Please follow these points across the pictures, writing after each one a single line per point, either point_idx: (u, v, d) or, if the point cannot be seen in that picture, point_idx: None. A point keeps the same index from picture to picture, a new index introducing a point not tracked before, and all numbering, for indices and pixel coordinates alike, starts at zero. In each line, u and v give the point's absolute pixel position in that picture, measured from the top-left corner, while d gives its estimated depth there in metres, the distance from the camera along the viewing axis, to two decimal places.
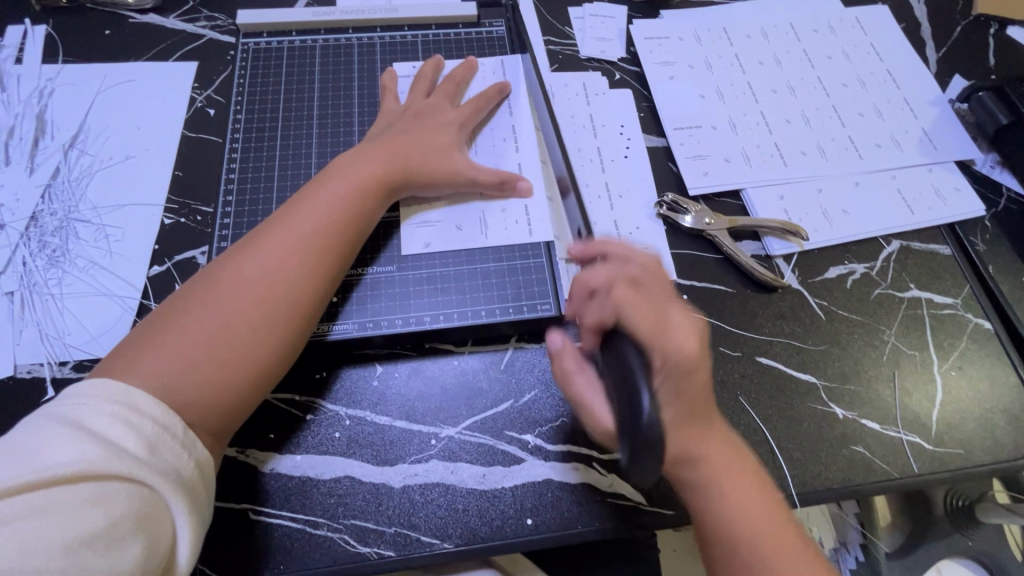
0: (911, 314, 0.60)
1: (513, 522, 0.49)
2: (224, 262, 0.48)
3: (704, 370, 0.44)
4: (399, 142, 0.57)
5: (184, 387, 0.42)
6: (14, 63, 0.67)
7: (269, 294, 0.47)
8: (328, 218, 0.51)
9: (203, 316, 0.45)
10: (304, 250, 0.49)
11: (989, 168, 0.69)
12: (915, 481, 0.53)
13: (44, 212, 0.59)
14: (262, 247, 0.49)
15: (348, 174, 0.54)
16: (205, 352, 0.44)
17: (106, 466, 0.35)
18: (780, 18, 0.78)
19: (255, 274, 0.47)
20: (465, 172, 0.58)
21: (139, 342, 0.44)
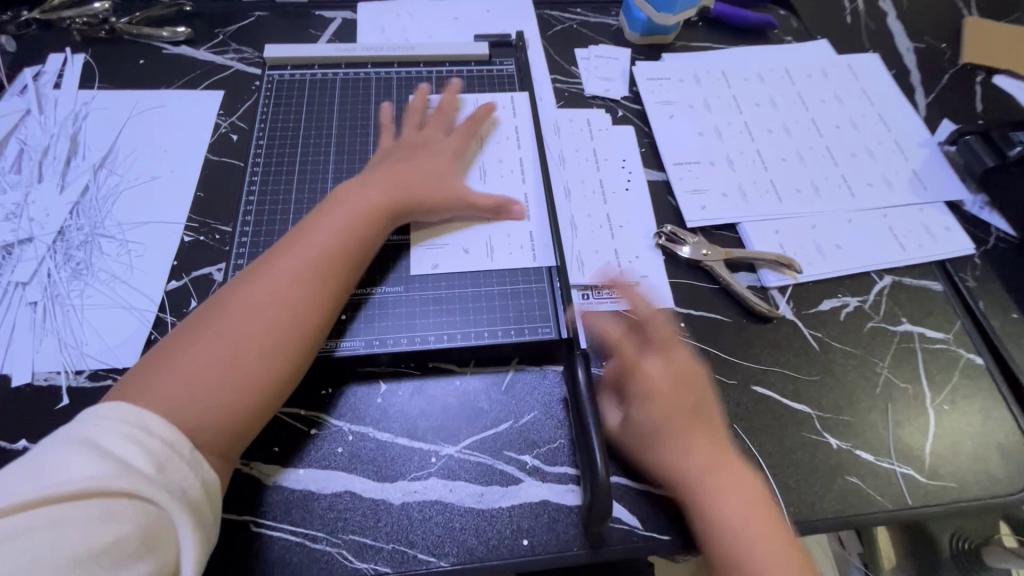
0: (904, 347, 0.61)
1: (509, 541, 0.49)
2: (235, 287, 0.51)
3: (676, 400, 0.52)
4: (399, 172, 0.61)
5: (195, 409, 0.44)
6: (52, 87, 0.72)
7: (279, 314, 0.49)
8: (332, 245, 0.54)
9: (214, 341, 0.47)
10: (311, 276, 0.52)
11: (978, 209, 0.71)
12: (908, 513, 0.53)
13: (71, 227, 0.62)
14: (271, 271, 0.51)
15: (352, 201, 0.57)
16: (216, 374, 0.46)
17: (118, 481, 0.37)
18: (776, 62, 0.82)
19: (264, 300, 0.50)
20: (462, 199, 0.61)
21: (155, 366, 0.46)
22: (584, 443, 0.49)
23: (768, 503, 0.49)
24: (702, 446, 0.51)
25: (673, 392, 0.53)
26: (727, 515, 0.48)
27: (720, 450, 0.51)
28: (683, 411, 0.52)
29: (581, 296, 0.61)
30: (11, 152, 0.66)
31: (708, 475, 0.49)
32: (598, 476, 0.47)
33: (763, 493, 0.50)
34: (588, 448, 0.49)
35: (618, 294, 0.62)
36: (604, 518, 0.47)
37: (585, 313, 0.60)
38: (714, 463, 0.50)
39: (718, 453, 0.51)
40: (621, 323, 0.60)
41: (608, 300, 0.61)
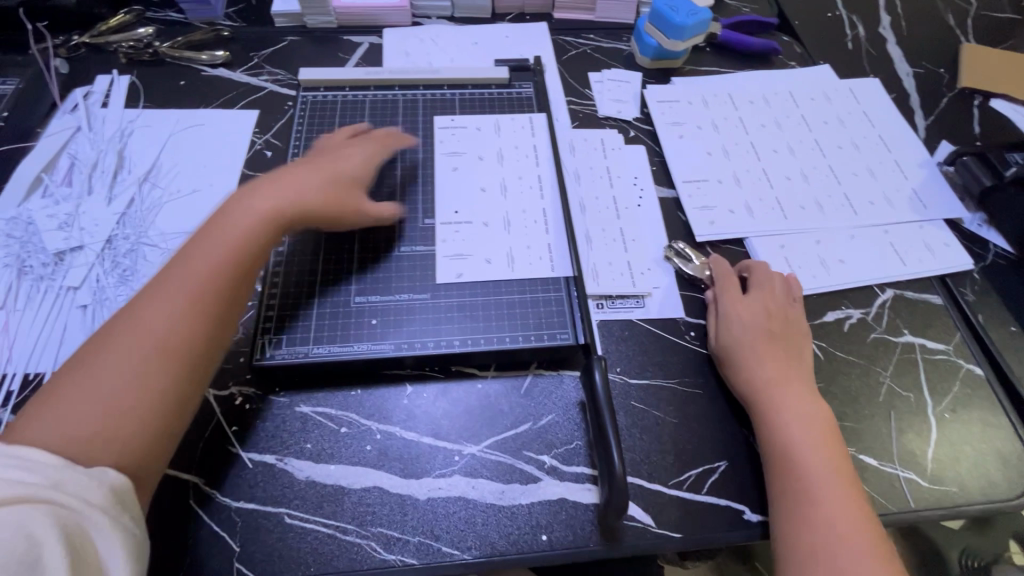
0: (906, 357, 0.64)
1: (529, 537, 0.52)
2: (121, 318, 0.49)
3: (778, 323, 0.60)
4: (294, 181, 0.61)
5: (79, 437, 0.43)
6: (100, 106, 0.76)
7: (172, 332, 0.48)
8: (216, 260, 0.52)
9: (99, 369, 0.46)
10: (196, 292, 0.50)
11: (976, 226, 0.74)
12: (912, 515, 0.55)
13: (118, 236, 0.66)
14: (158, 294, 0.50)
15: (242, 213, 0.56)
16: (101, 398, 0.45)
17: (14, 492, 0.37)
18: (781, 86, 0.86)
19: (147, 322, 0.48)
20: (366, 216, 0.64)
21: (39, 410, 0.44)
22: (601, 444, 0.52)
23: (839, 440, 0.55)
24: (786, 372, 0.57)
25: (764, 322, 0.60)
26: (800, 428, 0.54)
27: (799, 378, 0.58)
28: (771, 337, 0.59)
29: (596, 305, 0.64)
30: (62, 166, 0.71)
31: (787, 393, 0.56)
32: (616, 473, 0.49)
33: (832, 420, 0.56)
34: (605, 448, 0.51)
35: (632, 303, 0.65)
36: (622, 513, 0.50)
37: (600, 321, 0.63)
38: (792, 384, 0.57)
39: (796, 379, 0.57)
40: (635, 331, 0.63)
41: (622, 309, 0.64)
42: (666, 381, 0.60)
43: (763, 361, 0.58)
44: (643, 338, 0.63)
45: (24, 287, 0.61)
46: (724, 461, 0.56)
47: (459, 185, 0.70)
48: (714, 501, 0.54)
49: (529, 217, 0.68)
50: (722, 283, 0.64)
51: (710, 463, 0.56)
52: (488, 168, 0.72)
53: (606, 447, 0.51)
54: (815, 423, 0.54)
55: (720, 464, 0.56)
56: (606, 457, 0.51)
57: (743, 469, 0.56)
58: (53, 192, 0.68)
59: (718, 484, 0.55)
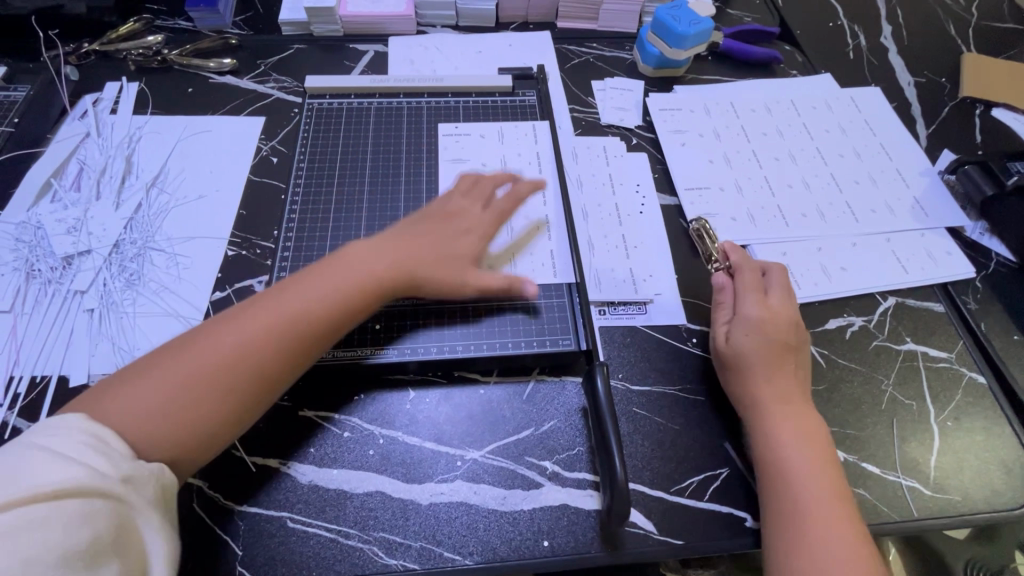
0: (908, 365, 0.64)
1: (531, 543, 0.52)
2: (215, 324, 0.51)
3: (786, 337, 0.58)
4: (412, 241, 0.60)
5: (142, 429, 0.44)
6: (109, 113, 0.77)
7: (252, 361, 0.49)
8: (319, 300, 0.53)
9: (178, 370, 0.47)
10: (289, 327, 0.51)
11: (978, 234, 0.74)
12: (914, 524, 0.55)
13: (125, 240, 0.66)
14: (256, 317, 0.51)
15: (353, 265, 0.56)
16: (171, 400, 0.46)
17: (89, 484, 0.38)
18: (782, 95, 0.87)
19: (236, 340, 0.49)
20: (475, 286, 0.60)
21: (115, 386, 0.46)
22: (603, 449, 0.52)
23: (836, 465, 0.53)
24: (783, 393, 0.56)
25: (772, 329, 0.58)
26: (793, 449, 0.53)
27: (794, 395, 0.56)
28: (773, 352, 0.57)
29: (598, 312, 0.65)
30: (71, 171, 0.71)
31: (783, 412, 0.55)
32: (618, 478, 0.49)
33: (830, 443, 0.54)
34: (607, 453, 0.51)
35: (633, 310, 0.65)
36: (623, 519, 0.50)
37: (602, 328, 0.64)
38: (790, 403, 0.55)
39: (797, 399, 0.56)
40: (636, 337, 0.63)
41: (624, 315, 0.65)
42: (668, 387, 0.60)
43: (762, 377, 0.56)
44: (644, 345, 0.63)
45: (32, 291, 0.62)
46: (727, 469, 0.56)
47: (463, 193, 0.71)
48: (715, 508, 0.54)
49: (530, 224, 0.68)
50: (746, 280, 0.62)
51: (711, 470, 0.56)
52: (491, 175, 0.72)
53: (608, 453, 0.51)
54: (809, 446, 0.53)
55: (722, 471, 0.56)
56: (608, 462, 0.51)
57: (745, 476, 0.56)
58: (62, 198, 0.69)
59: (719, 491, 0.55)
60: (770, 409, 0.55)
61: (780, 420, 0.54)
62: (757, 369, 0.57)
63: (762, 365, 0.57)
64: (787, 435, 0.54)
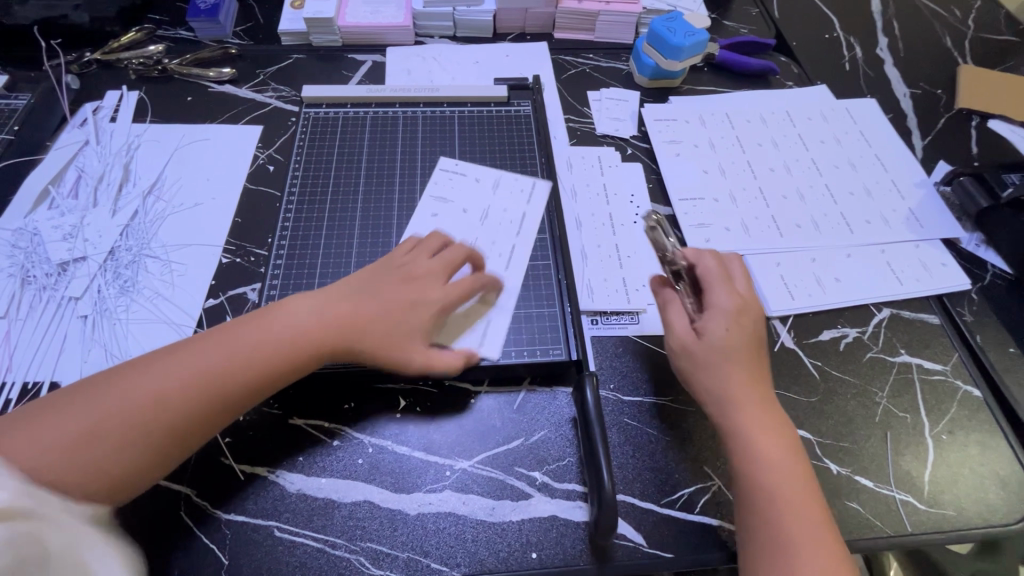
0: (902, 377, 0.63)
1: (518, 554, 0.51)
2: (140, 362, 0.49)
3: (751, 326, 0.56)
4: (360, 303, 0.56)
5: (44, 468, 0.42)
6: (109, 121, 0.78)
7: (168, 409, 0.47)
8: (249, 353, 0.51)
9: (90, 411, 0.45)
10: (213, 376, 0.49)
11: (974, 246, 0.74)
12: (908, 539, 0.54)
13: (121, 247, 0.67)
14: (182, 362, 0.49)
15: (292, 323, 0.53)
16: (78, 441, 0.44)
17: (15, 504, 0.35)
18: (777, 106, 0.87)
19: (153, 387, 0.47)
20: (418, 364, 0.55)
21: (22, 420, 0.45)
22: (592, 461, 0.52)
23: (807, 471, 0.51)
24: (754, 396, 0.53)
25: (744, 320, 0.56)
26: (767, 458, 0.50)
27: (764, 398, 0.53)
28: (740, 355, 0.54)
29: (590, 321, 0.65)
30: (69, 178, 0.72)
31: (757, 415, 0.52)
32: (606, 489, 0.49)
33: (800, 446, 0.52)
34: (595, 465, 0.51)
35: (625, 319, 0.65)
36: (611, 530, 0.49)
37: (594, 338, 0.64)
38: (762, 408, 0.53)
39: (765, 403, 0.53)
40: (628, 347, 0.63)
41: (616, 325, 0.65)
42: (660, 398, 0.60)
43: (732, 382, 0.53)
44: (636, 355, 0.63)
45: (26, 297, 0.62)
46: (718, 481, 0.56)
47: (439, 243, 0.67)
48: (706, 521, 0.54)
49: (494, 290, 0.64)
50: (714, 273, 0.58)
51: (703, 482, 0.55)
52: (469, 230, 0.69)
53: (596, 464, 0.51)
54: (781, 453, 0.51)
55: (713, 483, 0.55)
56: (596, 473, 0.51)
57: None
58: (59, 204, 0.69)
59: (711, 503, 0.54)
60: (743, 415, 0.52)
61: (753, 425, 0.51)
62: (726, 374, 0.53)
63: (731, 360, 0.54)
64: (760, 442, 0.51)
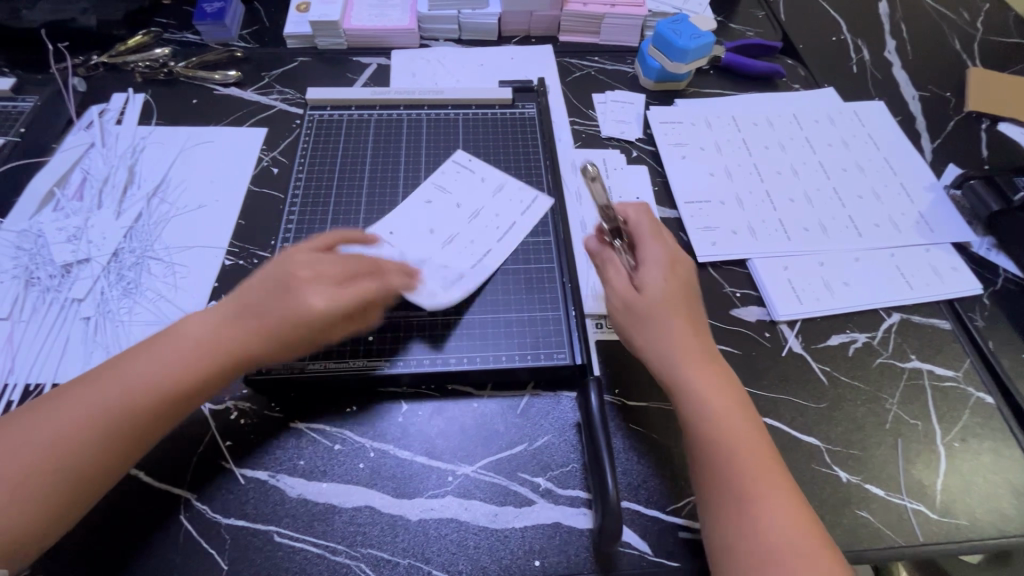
0: (913, 384, 0.62)
1: (521, 562, 0.50)
2: (36, 406, 0.46)
3: (681, 278, 0.57)
4: (255, 308, 0.51)
5: None
6: (115, 123, 0.78)
7: (67, 456, 0.44)
8: (141, 382, 0.47)
9: None
10: (108, 414, 0.46)
11: (986, 250, 0.73)
12: (920, 550, 0.53)
13: (124, 249, 0.67)
14: (76, 402, 0.46)
15: (184, 341, 0.49)
16: None
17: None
18: (784, 108, 0.86)
19: (48, 434, 0.44)
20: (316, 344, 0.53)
21: None
22: (596, 467, 0.51)
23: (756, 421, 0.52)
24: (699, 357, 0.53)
25: (676, 272, 0.57)
26: (720, 414, 0.50)
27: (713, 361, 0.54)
28: (677, 303, 0.55)
29: (595, 325, 0.64)
30: (74, 180, 0.72)
31: (705, 372, 0.52)
32: (611, 495, 0.49)
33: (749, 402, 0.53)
34: (600, 471, 0.50)
35: None
36: (616, 538, 0.49)
37: (599, 342, 0.63)
38: (705, 353, 0.54)
39: (708, 354, 0.54)
40: None
41: None
42: (665, 403, 0.59)
43: (674, 329, 0.54)
44: None
45: (30, 299, 0.62)
46: None
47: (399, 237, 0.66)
48: None
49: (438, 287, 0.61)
50: (645, 228, 0.59)
51: None
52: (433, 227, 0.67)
53: (601, 470, 0.50)
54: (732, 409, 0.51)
55: None
56: (600, 478, 0.50)
57: None
58: (64, 206, 0.69)
59: None
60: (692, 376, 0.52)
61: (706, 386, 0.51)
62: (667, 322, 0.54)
63: (672, 308, 0.55)
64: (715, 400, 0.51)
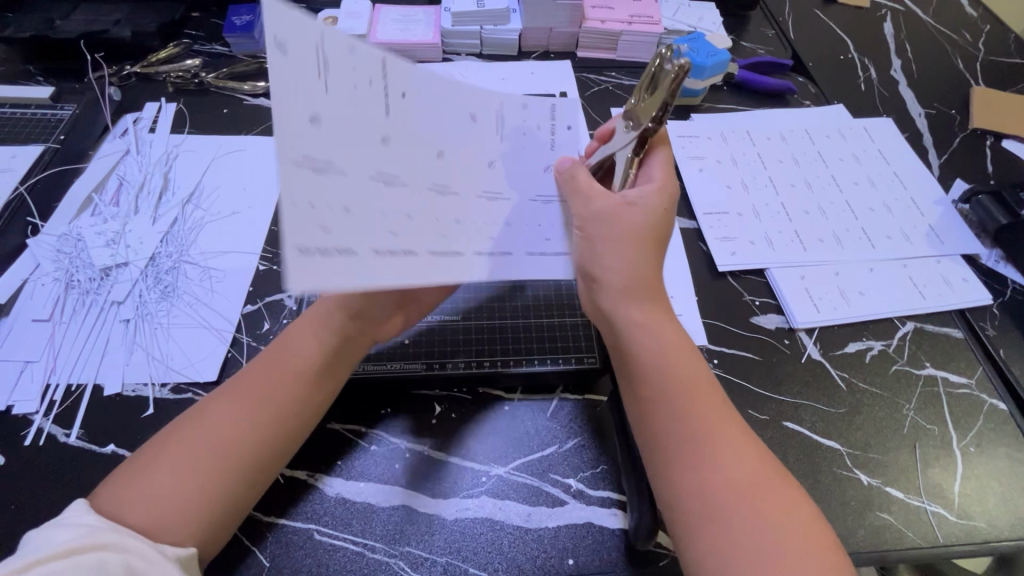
0: (928, 390, 0.64)
1: (555, 561, 0.52)
2: (212, 408, 0.50)
3: (646, 216, 0.52)
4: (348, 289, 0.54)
5: (175, 518, 0.45)
6: (148, 131, 0.80)
7: (262, 441, 0.49)
8: (306, 364, 0.53)
9: (194, 460, 0.47)
10: (284, 400, 0.51)
11: (993, 262, 0.75)
12: (938, 550, 0.55)
13: (161, 253, 0.68)
14: (255, 395, 0.51)
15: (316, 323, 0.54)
16: (193, 494, 0.46)
17: (92, 538, 0.41)
18: (797, 124, 0.89)
19: (240, 425, 0.49)
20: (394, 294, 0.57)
21: (128, 480, 0.46)
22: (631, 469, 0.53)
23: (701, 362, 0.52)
24: (641, 307, 0.52)
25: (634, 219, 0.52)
26: (664, 359, 0.51)
27: (659, 309, 0.53)
28: (648, 228, 0.52)
29: None
30: (111, 186, 0.74)
31: (642, 312, 0.52)
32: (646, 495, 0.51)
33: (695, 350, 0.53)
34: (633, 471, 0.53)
35: None
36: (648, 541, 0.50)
37: None
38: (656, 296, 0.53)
39: (653, 291, 0.53)
40: None
41: None
42: None
43: (635, 262, 0.52)
44: None
45: (70, 301, 0.63)
46: None
47: (443, 83, 0.46)
48: None
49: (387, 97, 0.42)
50: (658, 164, 0.55)
51: None
52: (496, 121, 0.51)
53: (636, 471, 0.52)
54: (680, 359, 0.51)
55: None
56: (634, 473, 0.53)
57: None
58: (102, 211, 0.71)
59: None
60: (631, 317, 0.52)
61: (646, 330, 0.52)
62: (633, 254, 0.52)
63: (623, 243, 0.52)
64: (663, 349, 0.51)
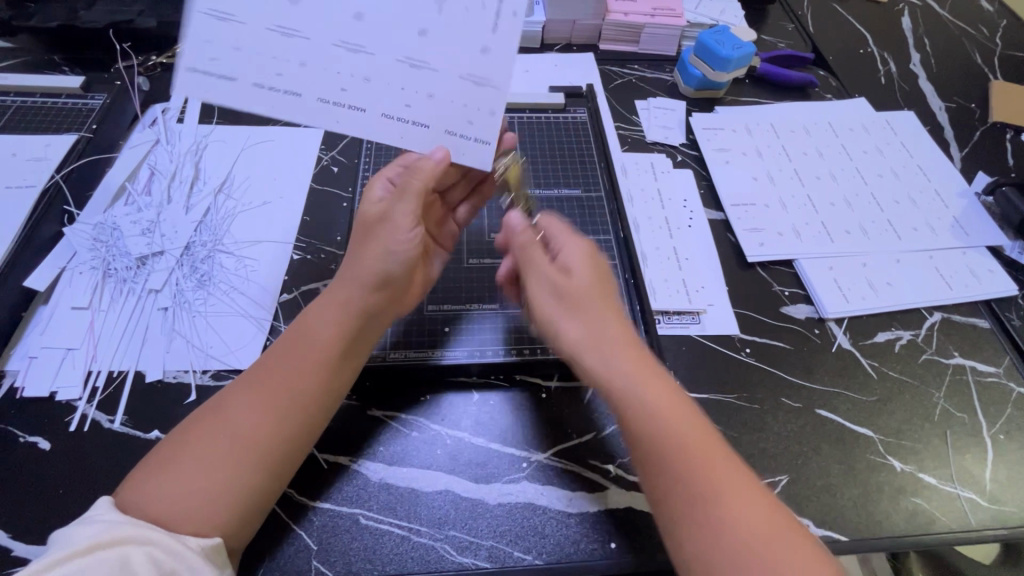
0: (957, 378, 0.65)
1: (597, 545, 0.52)
2: (232, 400, 0.50)
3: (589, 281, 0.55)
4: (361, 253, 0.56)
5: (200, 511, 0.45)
6: (177, 121, 0.80)
7: (282, 428, 0.49)
8: (323, 345, 0.53)
9: (216, 451, 0.47)
10: (305, 388, 0.51)
11: (1017, 253, 0.76)
12: (971, 533, 0.56)
13: (196, 242, 0.69)
14: (276, 382, 0.51)
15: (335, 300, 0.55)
16: (218, 487, 0.46)
17: (118, 533, 0.41)
18: (820, 117, 0.90)
19: (259, 414, 0.49)
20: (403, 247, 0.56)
21: (152, 476, 0.46)
22: None
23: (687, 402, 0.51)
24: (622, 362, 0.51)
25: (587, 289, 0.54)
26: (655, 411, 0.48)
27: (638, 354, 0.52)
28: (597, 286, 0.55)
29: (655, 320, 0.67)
30: (143, 176, 0.74)
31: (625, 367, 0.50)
32: None
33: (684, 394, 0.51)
34: None
35: (687, 319, 0.67)
36: None
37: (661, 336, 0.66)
38: (625, 341, 0.52)
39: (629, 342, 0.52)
40: (692, 347, 0.65)
41: (680, 324, 0.67)
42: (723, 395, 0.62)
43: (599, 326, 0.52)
44: (700, 353, 0.65)
45: (108, 288, 0.64)
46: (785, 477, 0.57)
47: None
48: None
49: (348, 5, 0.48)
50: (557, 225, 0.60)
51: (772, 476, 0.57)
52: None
53: None
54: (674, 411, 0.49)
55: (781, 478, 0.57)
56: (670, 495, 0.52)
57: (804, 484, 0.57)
58: (135, 200, 0.72)
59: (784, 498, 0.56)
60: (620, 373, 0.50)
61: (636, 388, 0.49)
62: (590, 318, 0.53)
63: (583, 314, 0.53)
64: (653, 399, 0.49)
